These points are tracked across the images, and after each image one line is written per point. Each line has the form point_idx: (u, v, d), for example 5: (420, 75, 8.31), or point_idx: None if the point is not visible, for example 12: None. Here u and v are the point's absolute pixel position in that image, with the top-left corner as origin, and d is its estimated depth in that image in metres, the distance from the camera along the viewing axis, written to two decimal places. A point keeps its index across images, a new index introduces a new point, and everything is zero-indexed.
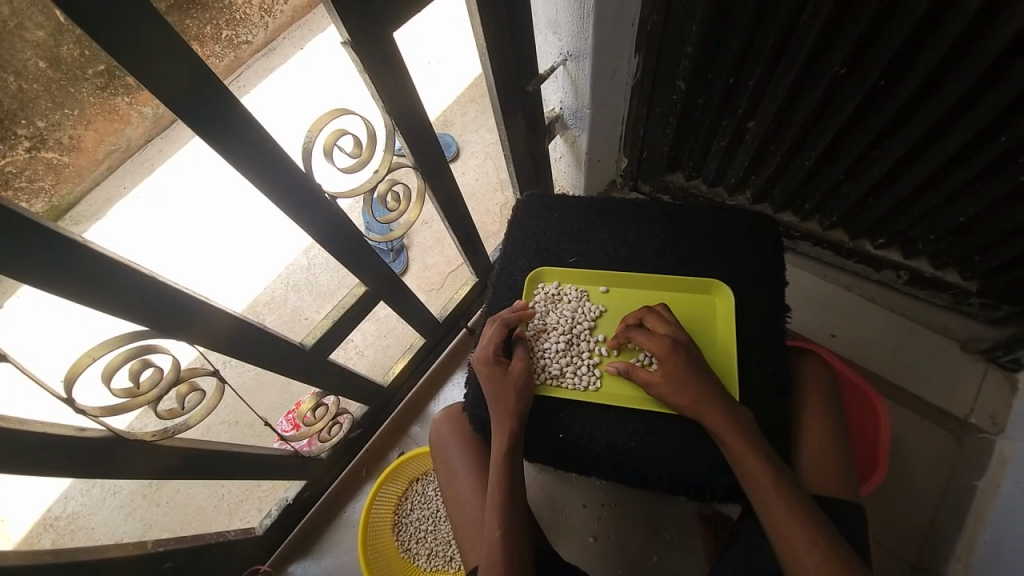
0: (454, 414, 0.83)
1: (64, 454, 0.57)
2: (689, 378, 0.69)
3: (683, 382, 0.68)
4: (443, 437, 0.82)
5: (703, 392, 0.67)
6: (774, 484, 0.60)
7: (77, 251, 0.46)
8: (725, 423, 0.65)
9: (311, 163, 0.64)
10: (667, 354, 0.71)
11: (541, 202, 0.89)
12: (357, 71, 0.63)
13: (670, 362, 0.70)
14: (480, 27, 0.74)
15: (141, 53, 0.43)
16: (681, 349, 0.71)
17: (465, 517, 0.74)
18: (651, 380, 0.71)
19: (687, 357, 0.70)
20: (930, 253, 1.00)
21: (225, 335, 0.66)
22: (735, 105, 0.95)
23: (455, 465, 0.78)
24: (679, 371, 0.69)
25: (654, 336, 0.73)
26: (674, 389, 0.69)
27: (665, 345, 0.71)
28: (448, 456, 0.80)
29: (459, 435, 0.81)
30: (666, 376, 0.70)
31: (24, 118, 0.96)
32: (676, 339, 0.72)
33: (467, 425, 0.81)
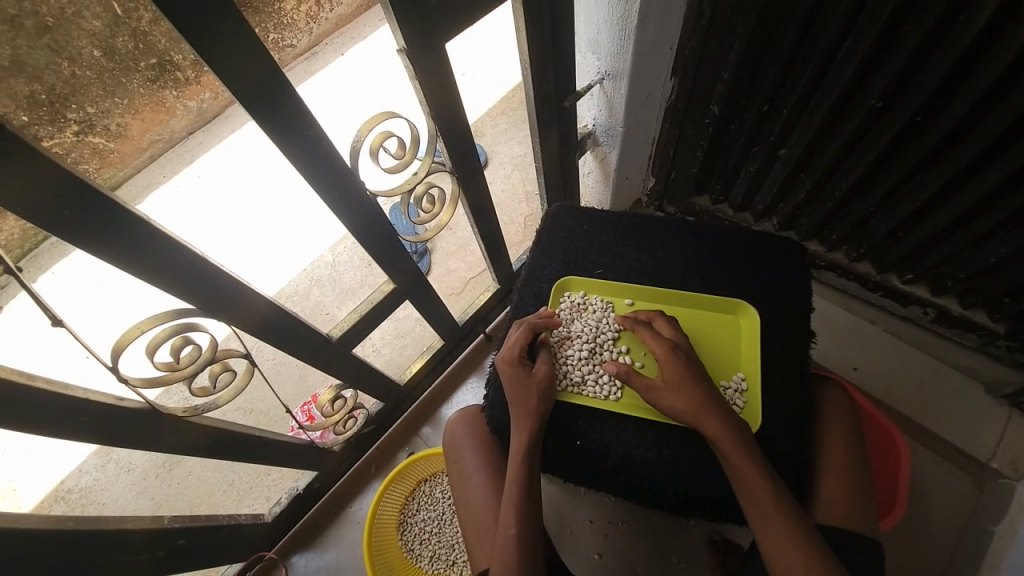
0: (469, 414, 0.85)
1: (101, 420, 0.60)
2: (687, 380, 0.69)
3: (681, 383, 0.69)
4: (458, 438, 0.83)
5: (703, 396, 0.68)
6: (771, 493, 0.61)
7: (138, 225, 0.49)
8: (724, 428, 0.65)
9: (357, 160, 0.67)
10: (667, 355, 0.72)
11: (571, 214, 0.91)
12: (408, 77, 0.66)
13: (668, 363, 0.71)
14: (525, 43, 0.77)
15: (219, 44, 0.46)
16: (679, 354, 0.72)
17: (477, 517, 0.75)
18: (649, 381, 0.71)
19: (687, 361, 0.71)
20: (957, 292, 0.99)
21: (261, 319, 0.69)
22: (767, 132, 0.96)
23: (469, 465, 0.79)
24: (679, 372, 0.70)
25: (658, 337, 0.74)
26: (674, 390, 0.69)
27: (665, 346, 0.73)
28: (462, 456, 0.81)
29: (473, 436, 0.82)
30: (664, 377, 0.71)
31: (74, 102, 0.93)
32: (677, 344, 0.74)
33: (482, 427, 0.82)
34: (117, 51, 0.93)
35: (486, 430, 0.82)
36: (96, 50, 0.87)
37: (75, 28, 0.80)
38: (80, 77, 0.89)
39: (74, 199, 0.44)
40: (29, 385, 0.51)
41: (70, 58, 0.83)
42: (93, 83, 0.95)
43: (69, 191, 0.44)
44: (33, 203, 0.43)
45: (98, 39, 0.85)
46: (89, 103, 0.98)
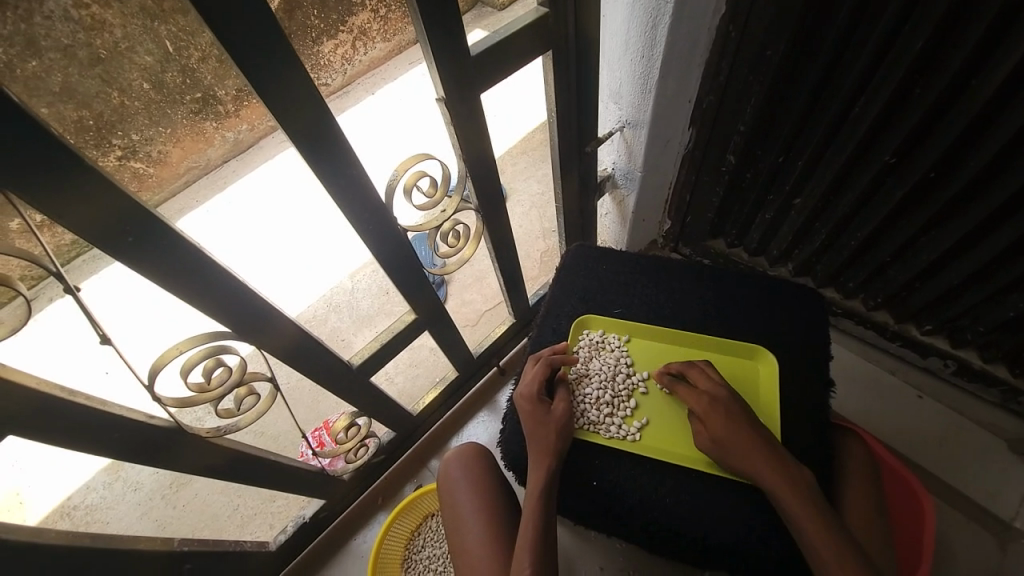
0: (463, 452, 0.84)
1: (130, 437, 0.62)
2: (729, 433, 0.68)
3: (725, 438, 0.68)
4: (451, 477, 0.82)
5: (752, 447, 0.67)
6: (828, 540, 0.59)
7: (192, 253, 0.53)
8: (781, 481, 0.63)
9: (392, 197, 0.71)
10: (707, 407, 0.71)
11: (590, 253, 0.93)
12: (445, 122, 0.71)
13: (708, 416, 0.71)
14: (553, 93, 0.83)
15: (280, 93, 0.52)
16: (720, 406, 0.71)
17: (477, 558, 0.73)
18: (697, 432, 0.72)
19: (727, 411, 0.70)
20: (978, 345, 0.98)
21: (286, 345, 0.71)
22: (782, 183, 0.99)
23: (466, 507, 0.79)
24: (726, 429, 0.68)
25: (697, 393, 0.74)
26: (723, 446, 0.68)
27: (704, 402, 0.72)
28: (457, 497, 0.80)
29: (470, 476, 0.81)
30: (712, 433, 0.70)
31: (119, 130, 1.23)
32: (717, 391, 0.72)
33: (479, 466, 0.82)
34: (167, 85, 1.22)
35: (484, 470, 0.82)
36: (146, 84, 1.19)
37: (128, 63, 1.12)
38: (127, 107, 1.19)
39: (131, 223, 0.48)
40: (68, 400, 0.53)
41: (120, 89, 1.15)
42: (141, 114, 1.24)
43: (136, 220, 0.48)
44: (101, 230, 0.47)
45: (147, 72, 1.16)
46: (133, 131, 1.26)
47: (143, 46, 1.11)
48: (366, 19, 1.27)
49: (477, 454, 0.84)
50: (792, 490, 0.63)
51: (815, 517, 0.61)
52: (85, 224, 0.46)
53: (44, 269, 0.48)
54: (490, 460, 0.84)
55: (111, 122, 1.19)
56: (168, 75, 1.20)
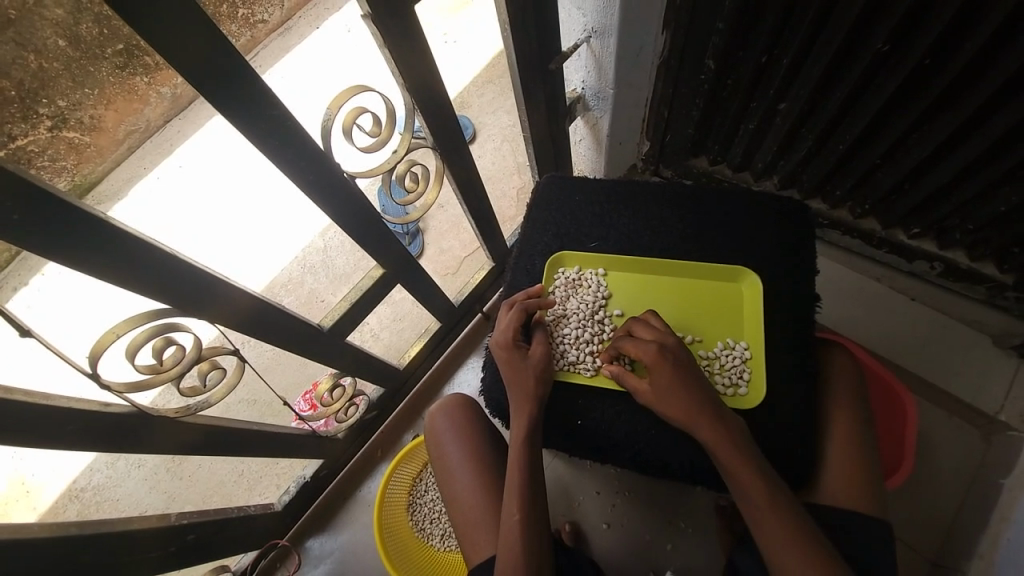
0: (447, 405, 0.83)
1: (90, 428, 0.58)
2: (676, 391, 0.65)
3: (670, 397, 0.65)
4: (438, 431, 0.82)
5: (698, 404, 0.64)
6: (760, 482, 0.59)
7: (104, 229, 0.46)
8: (715, 433, 0.62)
9: (330, 141, 0.63)
10: (654, 360, 0.67)
11: (562, 185, 0.87)
12: (378, 46, 0.61)
13: (658, 374, 0.66)
14: (504, 5, 0.72)
15: (165, 27, 0.42)
16: (667, 356, 0.67)
17: (467, 504, 0.74)
18: (638, 390, 0.68)
19: (675, 362, 0.66)
20: (966, 243, 0.96)
21: (242, 317, 0.66)
22: (765, 86, 0.91)
23: (452, 456, 0.79)
24: (670, 378, 0.65)
25: (641, 342, 0.69)
26: (665, 397, 0.65)
27: (651, 351, 0.67)
28: (443, 448, 0.80)
29: (455, 427, 0.81)
30: (654, 385, 0.66)
31: (42, 99, 0.81)
32: (665, 346, 0.68)
33: (464, 418, 0.82)
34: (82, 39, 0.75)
35: (469, 419, 0.82)
36: (63, 40, 0.73)
37: (39, 18, 0.69)
38: (46, 67, 0.77)
39: (19, 205, 0.40)
40: (7, 399, 0.49)
41: (35, 48, 0.73)
42: (62, 76, 0.81)
43: (21, 198, 0.40)
44: None
45: (65, 30, 0.71)
46: (60, 97, 0.84)
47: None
48: None
49: (461, 404, 0.83)
50: (731, 445, 0.61)
51: (749, 468, 0.60)
52: None
53: None
54: (472, 408, 0.83)
55: (32, 89, 0.79)
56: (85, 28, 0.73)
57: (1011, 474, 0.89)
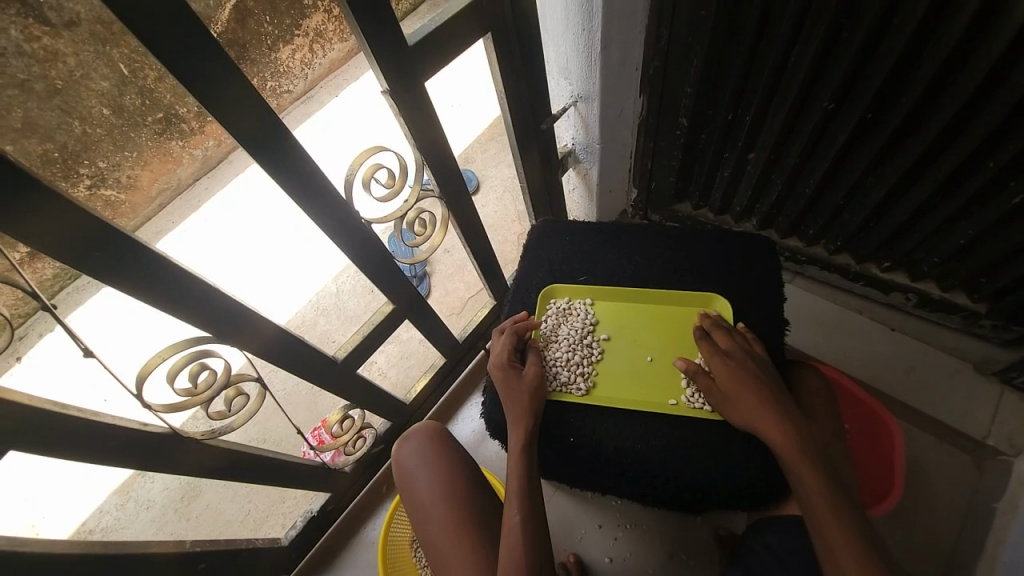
0: (411, 447, 0.88)
1: (127, 446, 0.64)
2: (742, 388, 0.71)
3: (738, 392, 0.71)
4: (405, 473, 0.86)
5: (774, 411, 0.68)
6: (824, 494, 0.61)
7: (161, 263, 0.55)
8: (783, 441, 0.66)
9: (351, 191, 0.73)
10: (723, 367, 0.74)
11: (555, 228, 0.96)
12: (393, 113, 0.72)
13: (726, 375, 0.73)
14: (500, 76, 0.85)
15: (225, 99, 0.53)
16: (734, 363, 0.73)
17: (442, 539, 0.78)
18: (710, 388, 0.75)
19: (745, 368, 0.72)
20: (936, 275, 1.03)
21: (267, 345, 0.74)
22: (734, 139, 1.03)
23: (422, 496, 0.83)
24: (737, 381, 0.72)
25: (713, 348, 0.76)
26: (728, 399, 0.72)
27: (720, 358, 0.75)
28: (413, 489, 0.84)
29: (422, 468, 0.85)
30: (720, 385, 0.73)
31: (83, 157, 1.16)
32: (737, 354, 0.74)
33: (429, 457, 0.86)
34: (126, 109, 1.15)
35: (434, 457, 0.86)
36: (106, 109, 1.13)
37: (82, 90, 1.06)
38: (87, 135, 1.13)
39: (101, 243, 0.50)
40: (64, 413, 0.56)
41: (80, 117, 1.10)
42: (103, 139, 1.18)
43: (100, 236, 0.49)
44: (69, 249, 0.48)
45: (108, 97, 1.10)
46: (100, 158, 1.20)
47: (98, 75, 1.05)
48: (320, 20, 1.28)
49: (424, 443, 0.87)
50: (796, 436, 0.66)
51: (816, 476, 0.62)
52: (53, 247, 0.48)
53: (19, 290, 0.49)
54: (436, 446, 0.87)
55: (73, 150, 1.12)
56: (127, 100, 1.13)
57: (1004, 497, 0.90)
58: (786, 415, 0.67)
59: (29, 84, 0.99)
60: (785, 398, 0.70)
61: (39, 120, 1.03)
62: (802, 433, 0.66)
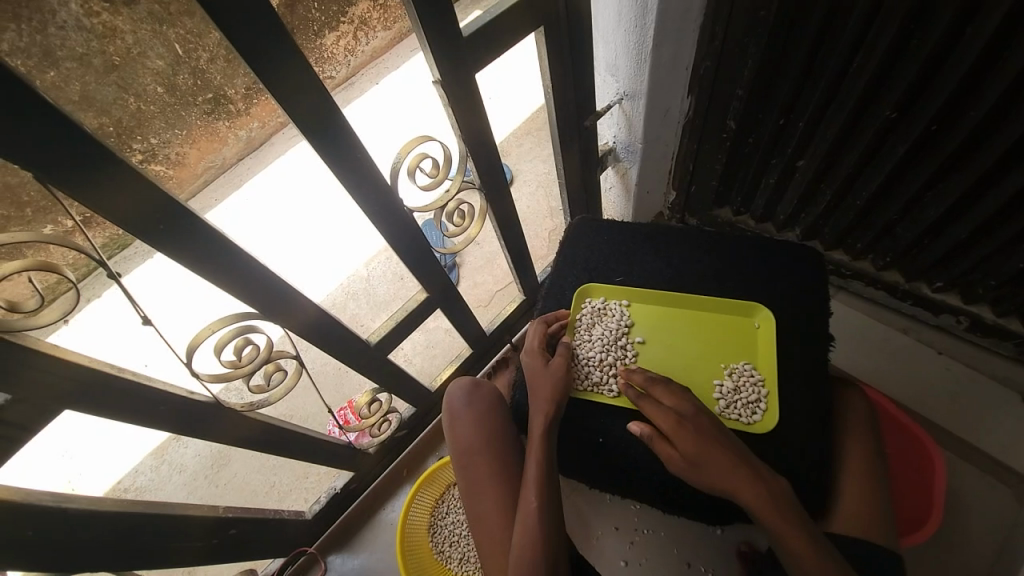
0: (463, 395, 0.88)
1: (174, 412, 0.67)
2: (710, 451, 0.67)
3: (707, 457, 0.67)
4: (453, 418, 0.86)
5: (744, 469, 0.66)
6: (820, 552, 0.59)
7: (218, 238, 0.57)
8: (765, 504, 0.63)
9: (396, 178, 0.74)
10: (677, 429, 0.70)
11: (591, 228, 0.95)
12: (442, 103, 0.73)
13: (685, 441, 0.68)
14: (548, 70, 0.84)
15: (284, 83, 0.54)
16: (686, 422, 0.70)
17: (488, 486, 0.79)
18: (669, 458, 0.70)
19: (697, 427, 0.69)
20: (991, 298, 0.98)
21: (308, 324, 0.76)
22: (784, 144, 0.99)
23: (469, 443, 0.83)
24: (696, 442, 0.68)
25: (663, 409, 0.73)
26: (695, 469, 0.67)
27: (671, 419, 0.71)
28: (460, 435, 0.84)
29: (472, 415, 0.86)
30: (683, 453, 0.68)
31: (139, 133, 1.32)
32: (682, 411, 0.72)
33: (479, 407, 0.86)
34: (180, 88, 1.29)
35: (485, 408, 0.86)
36: (161, 89, 1.27)
37: (142, 67, 1.22)
38: (141, 108, 1.27)
39: (164, 217, 0.52)
40: (118, 376, 0.59)
41: (135, 94, 1.24)
42: (154, 115, 1.30)
43: (164, 209, 0.52)
44: (136, 221, 0.51)
45: (161, 76, 1.25)
46: (151, 132, 1.33)
47: (155, 51, 1.21)
48: (365, 8, 1.29)
49: (476, 391, 0.88)
50: (772, 493, 0.64)
51: (806, 537, 0.60)
52: (119, 215, 0.50)
53: (89, 258, 0.52)
54: (489, 396, 0.88)
55: (130, 123, 1.28)
56: (181, 78, 1.27)
57: None
58: (755, 472, 0.65)
59: (88, 59, 1.15)
60: (747, 453, 0.68)
61: (95, 95, 1.20)
62: (773, 487, 0.64)
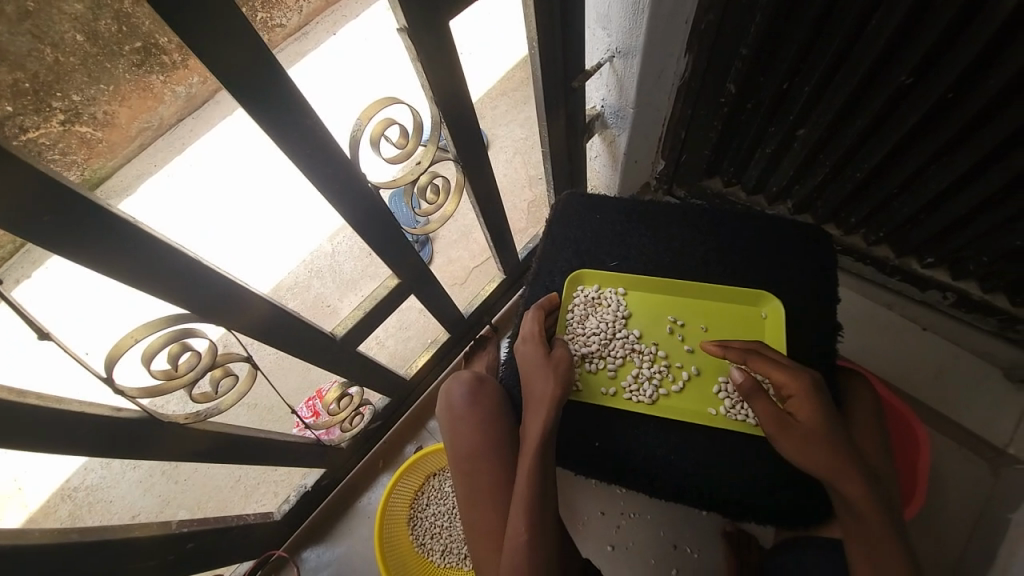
0: (462, 391, 0.81)
1: (99, 433, 0.57)
2: (827, 426, 0.65)
3: (827, 431, 0.65)
4: (450, 415, 0.81)
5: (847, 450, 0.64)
6: (884, 532, 0.62)
7: (130, 231, 0.46)
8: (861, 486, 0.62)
9: (357, 151, 0.63)
10: (803, 396, 0.67)
11: (580, 202, 0.87)
12: (409, 57, 0.61)
13: (807, 412, 0.66)
14: (533, 19, 0.72)
15: (202, 29, 0.41)
16: (817, 391, 0.67)
17: (484, 495, 0.74)
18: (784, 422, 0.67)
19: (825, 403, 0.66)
20: (979, 276, 0.96)
21: (259, 321, 0.65)
22: (785, 112, 0.91)
23: (466, 446, 0.77)
24: (823, 415, 0.65)
25: (790, 373, 0.68)
26: (806, 440, 0.65)
27: (802, 384, 0.67)
28: (456, 436, 0.79)
29: (469, 416, 0.79)
30: (802, 418, 0.67)
31: (51, 89, 0.59)
32: (812, 381, 0.68)
33: (478, 406, 0.79)
34: (100, 28, 0.59)
35: (483, 406, 0.79)
36: (81, 34, 0.58)
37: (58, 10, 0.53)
38: (64, 63, 0.58)
39: (49, 207, 0.40)
40: (17, 403, 0.48)
41: (52, 44, 0.55)
42: (78, 67, 0.62)
43: (46, 198, 0.39)
44: (8, 214, 0.39)
45: (86, 24, 0.57)
46: (72, 85, 0.64)
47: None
48: None
49: (476, 388, 0.81)
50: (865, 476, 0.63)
51: (879, 513, 0.62)
52: None
53: None
54: (490, 394, 0.80)
55: (47, 81, 0.58)
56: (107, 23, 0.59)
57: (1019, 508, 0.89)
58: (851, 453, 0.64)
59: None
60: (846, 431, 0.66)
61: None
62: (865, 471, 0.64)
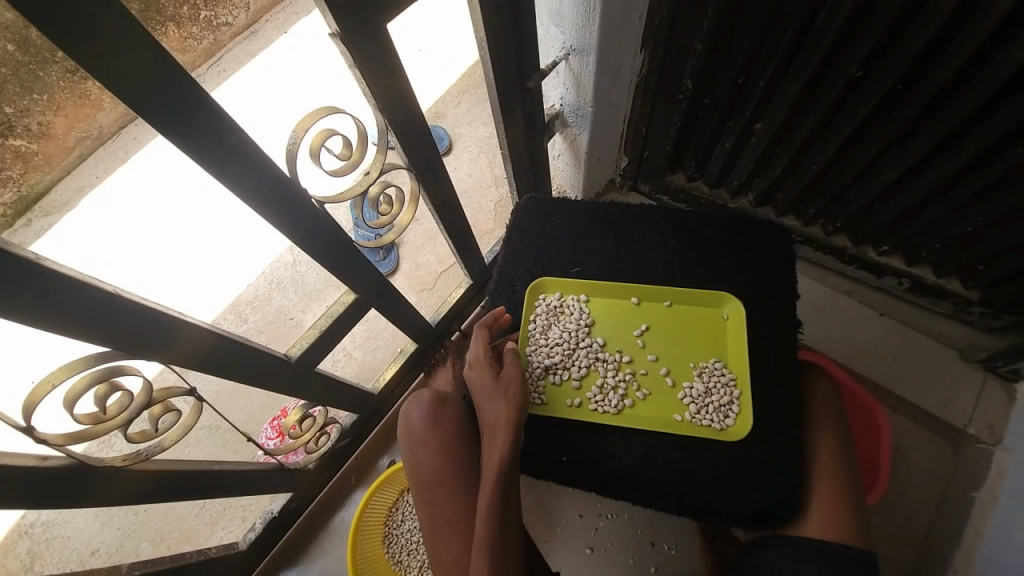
0: (418, 415, 0.78)
1: (22, 487, 0.52)
2: None
3: None
4: (410, 440, 0.78)
5: None
6: None
7: (32, 273, 0.41)
8: None
9: (296, 166, 0.58)
10: None
11: (543, 205, 0.88)
12: (347, 65, 0.57)
13: None
14: (480, 19, 0.69)
15: (100, 48, 0.37)
16: None
17: (448, 524, 0.71)
18: None
19: None
20: (933, 261, 0.99)
21: (196, 354, 0.61)
22: (742, 107, 0.91)
23: (427, 472, 0.75)
24: None
25: None
26: None
27: None
28: (416, 462, 0.76)
29: (427, 440, 0.76)
30: None
31: None
32: None
33: (436, 429, 0.77)
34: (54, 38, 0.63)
35: (441, 429, 0.77)
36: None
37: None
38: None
39: None
40: None
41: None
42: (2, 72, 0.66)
43: None
44: None
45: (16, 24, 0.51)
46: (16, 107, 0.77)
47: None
48: None
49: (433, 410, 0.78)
50: None
51: None
52: None
53: None
54: (447, 415, 0.78)
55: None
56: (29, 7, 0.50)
57: (984, 487, 0.92)
58: None
59: None
60: None
61: None
62: None
